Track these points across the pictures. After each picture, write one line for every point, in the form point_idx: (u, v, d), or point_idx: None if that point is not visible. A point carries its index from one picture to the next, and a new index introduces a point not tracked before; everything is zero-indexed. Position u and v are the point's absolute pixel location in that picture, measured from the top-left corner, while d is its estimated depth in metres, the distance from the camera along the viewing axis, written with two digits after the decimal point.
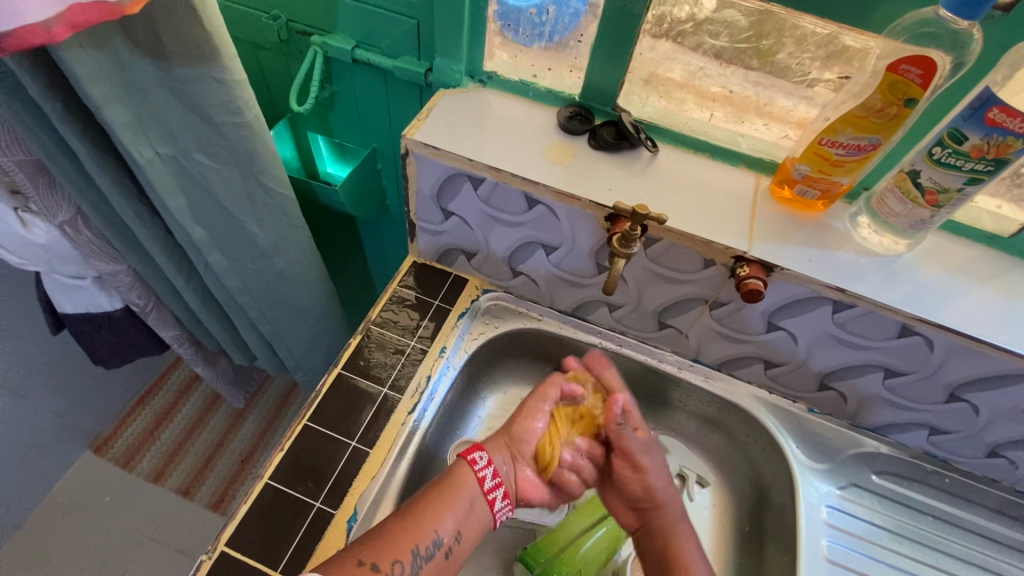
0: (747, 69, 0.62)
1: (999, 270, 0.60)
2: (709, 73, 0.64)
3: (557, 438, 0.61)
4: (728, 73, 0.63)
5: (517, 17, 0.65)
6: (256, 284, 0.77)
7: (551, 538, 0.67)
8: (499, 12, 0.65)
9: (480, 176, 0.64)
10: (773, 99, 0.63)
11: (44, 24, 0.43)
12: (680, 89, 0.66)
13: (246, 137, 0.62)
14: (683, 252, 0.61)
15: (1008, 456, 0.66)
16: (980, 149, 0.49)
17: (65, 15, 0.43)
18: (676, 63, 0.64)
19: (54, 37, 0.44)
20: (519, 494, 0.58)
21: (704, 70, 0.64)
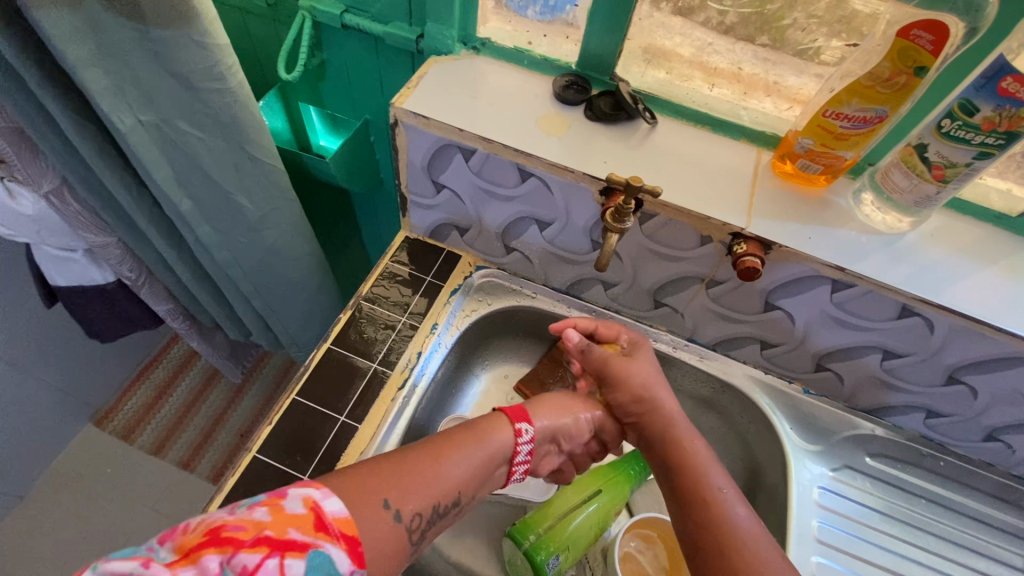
0: (758, 45, 0.59)
1: (1005, 251, 0.57)
2: (717, 49, 0.61)
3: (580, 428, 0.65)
4: (739, 48, 0.60)
5: None
6: (247, 257, 0.78)
7: (540, 513, 0.63)
8: None
9: (471, 148, 0.60)
10: (783, 77, 0.60)
11: None
12: (689, 66, 0.63)
13: (231, 104, 0.60)
14: (680, 229, 0.57)
15: (1006, 441, 0.64)
16: (991, 122, 0.45)
17: None
18: (687, 38, 0.61)
19: None
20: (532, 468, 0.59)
21: (712, 46, 0.61)
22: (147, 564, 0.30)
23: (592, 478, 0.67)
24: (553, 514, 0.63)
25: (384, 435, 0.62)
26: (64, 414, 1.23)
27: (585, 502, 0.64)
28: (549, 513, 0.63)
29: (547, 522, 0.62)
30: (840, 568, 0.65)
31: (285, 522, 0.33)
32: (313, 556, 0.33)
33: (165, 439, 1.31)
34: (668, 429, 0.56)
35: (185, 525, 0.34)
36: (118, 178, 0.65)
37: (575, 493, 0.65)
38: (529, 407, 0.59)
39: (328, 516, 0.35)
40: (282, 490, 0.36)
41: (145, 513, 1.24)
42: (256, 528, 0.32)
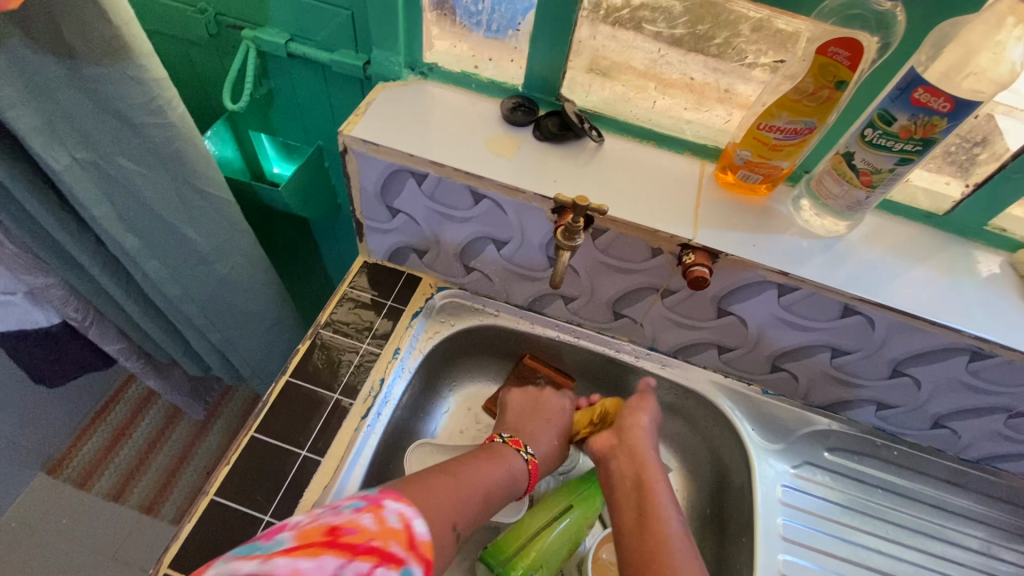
0: (707, 56, 0.59)
1: (934, 249, 0.61)
2: (670, 60, 0.61)
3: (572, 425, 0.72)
4: (690, 60, 0.60)
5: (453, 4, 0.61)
6: (200, 291, 0.76)
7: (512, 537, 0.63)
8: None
9: (423, 172, 0.60)
10: (733, 85, 0.60)
11: None
12: (642, 77, 0.63)
13: (172, 138, 0.60)
14: (631, 242, 0.59)
15: (951, 426, 0.68)
16: (908, 129, 0.47)
17: None
18: (638, 52, 0.61)
19: None
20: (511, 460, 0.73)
21: (664, 57, 0.61)
22: (276, 555, 0.35)
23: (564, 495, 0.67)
24: (524, 534, 0.62)
25: (348, 466, 0.60)
26: (10, 466, 1.16)
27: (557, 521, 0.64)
28: (521, 534, 0.62)
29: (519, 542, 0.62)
30: (805, 563, 0.67)
31: (388, 535, 0.38)
32: (404, 571, 0.37)
33: (124, 483, 1.25)
34: (635, 444, 0.64)
35: (293, 524, 0.39)
36: (55, 216, 0.63)
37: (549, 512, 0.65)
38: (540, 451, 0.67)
39: (418, 539, 0.40)
40: (381, 501, 0.42)
41: (105, 564, 1.18)
42: (366, 533, 0.37)
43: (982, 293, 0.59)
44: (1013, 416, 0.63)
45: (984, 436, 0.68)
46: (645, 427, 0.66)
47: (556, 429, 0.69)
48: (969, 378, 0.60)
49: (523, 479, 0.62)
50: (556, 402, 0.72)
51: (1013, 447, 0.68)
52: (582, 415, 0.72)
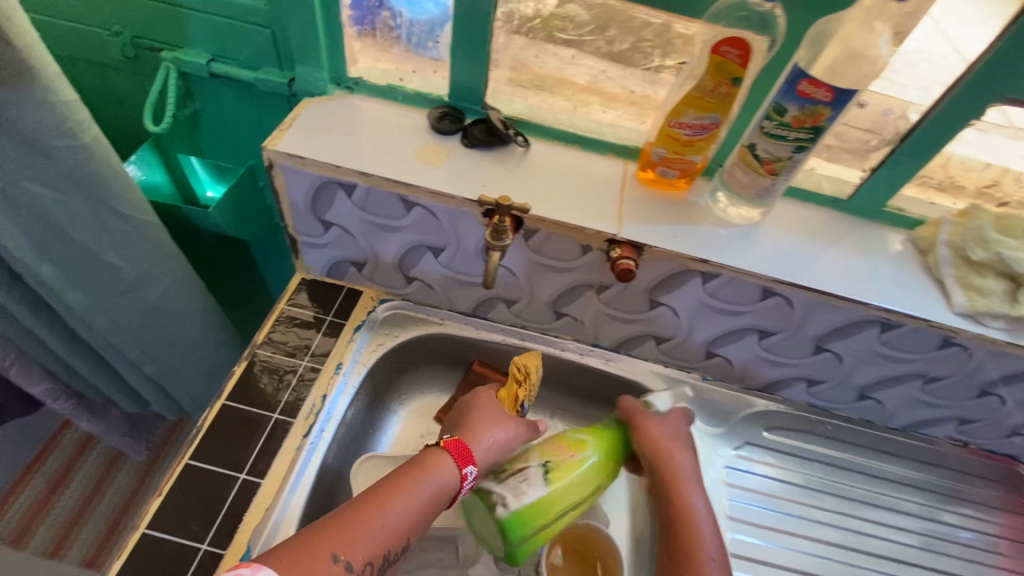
0: (646, 71, 0.62)
1: (841, 231, 0.66)
2: (611, 76, 0.64)
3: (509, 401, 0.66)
4: (631, 75, 0.63)
5: (373, 18, 0.62)
6: (129, 320, 0.73)
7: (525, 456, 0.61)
8: (354, 17, 0.62)
9: (352, 183, 0.60)
10: (642, 89, 0.64)
11: None
12: (586, 93, 0.66)
13: (87, 160, 0.58)
14: (561, 241, 0.61)
15: (874, 397, 0.72)
16: (799, 119, 0.51)
17: None
18: (582, 68, 0.64)
19: None
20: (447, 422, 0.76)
21: (607, 74, 0.64)
22: None
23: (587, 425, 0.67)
24: (548, 454, 0.61)
25: (291, 486, 0.59)
26: None
27: (583, 446, 0.63)
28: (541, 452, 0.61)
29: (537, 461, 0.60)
30: (747, 539, 0.70)
31: None
32: None
33: (63, 537, 1.17)
34: (658, 441, 0.65)
35: None
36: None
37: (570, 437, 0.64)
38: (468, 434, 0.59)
39: None
40: None
41: None
42: None
43: (886, 268, 0.63)
44: (927, 382, 0.68)
45: (906, 403, 0.72)
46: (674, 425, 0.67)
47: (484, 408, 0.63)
48: (882, 348, 0.64)
49: (457, 475, 0.55)
50: (479, 391, 0.66)
51: (933, 412, 0.73)
52: (506, 390, 0.67)
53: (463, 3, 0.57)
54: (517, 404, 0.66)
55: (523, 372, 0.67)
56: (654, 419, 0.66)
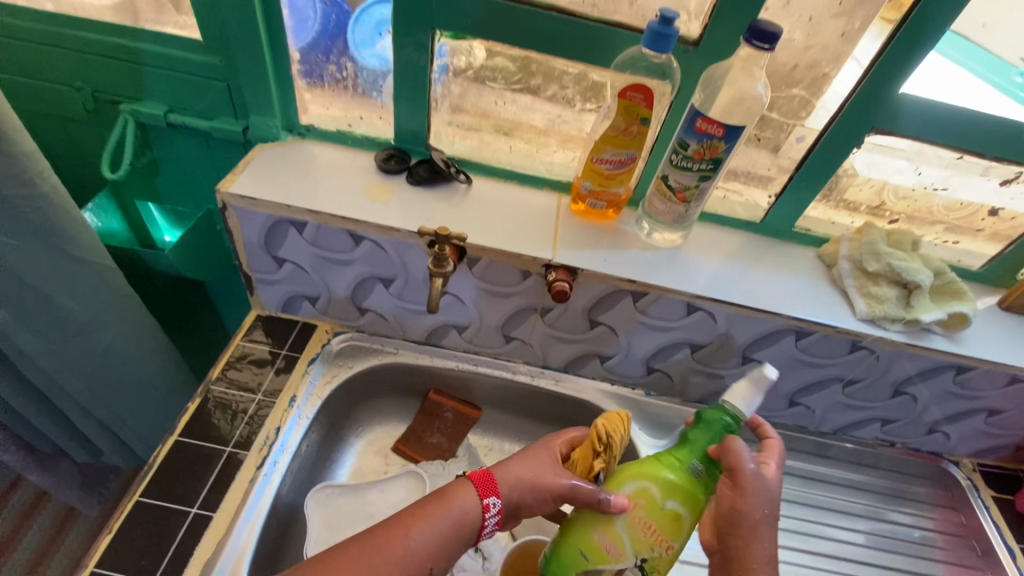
0: (576, 107, 0.68)
1: (756, 250, 0.73)
2: (566, 118, 0.69)
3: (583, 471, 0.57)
4: (585, 117, 0.69)
5: (320, 71, 0.68)
6: (81, 363, 0.74)
7: (615, 548, 0.50)
8: (304, 70, 0.67)
9: (302, 221, 0.64)
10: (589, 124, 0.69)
11: None
12: (544, 133, 0.71)
13: (43, 207, 0.60)
14: (501, 267, 0.66)
15: (804, 403, 0.77)
16: (699, 152, 0.58)
17: None
18: (538, 113, 0.69)
19: None
20: (415, 457, 0.78)
21: (561, 117, 0.69)
22: None
23: (679, 480, 0.51)
24: (642, 548, 0.50)
25: (243, 517, 0.59)
26: None
27: (678, 524, 0.50)
28: (635, 548, 0.50)
29: (632, 561, 0.50)
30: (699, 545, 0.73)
31: None
32: None
33: None
34: (749, 514, 0.51)
35: None
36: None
37: (661, 513, 0.50)
38: (497, 468, 0.57)
39: None
40: None
41: None
42: None
43: (796, 282, 0.70)
44: (846, 385, 0.74)
45: (832, 407, 0.78)
46: (762, 489, 0.52)
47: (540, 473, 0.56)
48: (802, 354, 0.70)
49: (480, 507, 0.53)
50: (548, 456, 0.59)
51: (858, 414, 0.78)
52: (583, 457, 0.58)
53: (402, 59, 0.63)
54: (588, 474, 0.56)
55: (603, 440, 0.56)
56: (755, 478, 0.51)
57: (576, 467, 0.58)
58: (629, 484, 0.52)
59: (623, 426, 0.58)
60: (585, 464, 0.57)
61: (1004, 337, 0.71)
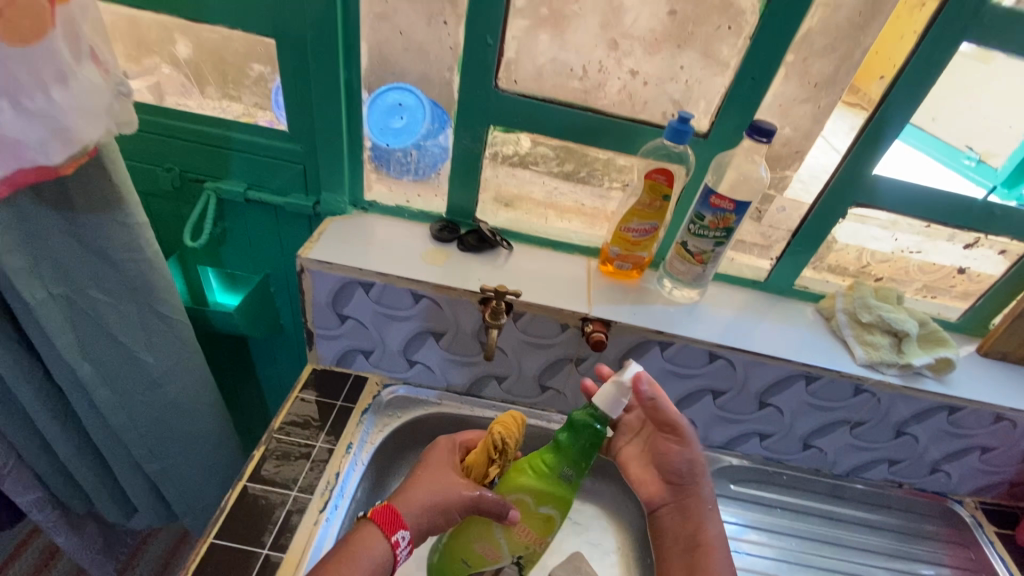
0: (600, 188, 0.81)
1: (761, 305, 0.84)
2: (563, 191, 0.81)
3: (479, 476, 0.64)
4: (610, 195, 0.81)
5: (388, 158, 0.79)
6: (144, 416, 0.79)
7: (493, 552, 0.64)
8: (374, 155, 0.79)
9: (370, 281, 0.73)
10: (601, 205, 0.82)
11: None
12: (543, 207, 0.83)
13: (145, 269, 0.67)
14: (544, 321, 0.74)
15: (817, 445, 0.84)
16: (715, 222, 0.69)
17: (12, 176, 0.48)
18: (537, 187, 0.81)
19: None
20: None
21: (559, 190, 0.81)
22: None
23: (547, 488, 0.62)
24: (517, 546, 0.65)
25: (311, 555, 0.64)
26: None
27: (547, 520, 0.64)
28: (511, 548, 0.65)
29: (507, 557, 0.65)
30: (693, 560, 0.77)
31: None
32: None
33: None
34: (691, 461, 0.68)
35: None
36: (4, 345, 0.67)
37: (532, 515, 0.63)
38: (398, 498, 0.60)
39: None
40: None
41: None
42: None
43: (801, 333, 0.80)
44: (853, 427, 0.81)
45: (843, 449, 0.85)
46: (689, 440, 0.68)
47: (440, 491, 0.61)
48: (812, 398, 0.78)
49: (389, 545, 0.57)
50: (444, 471, 0.63)
51: (868, 455, 0.85)
52: (478, 464, 0.64)
53: (460, 148, 0.75)
54: (484, 478, 0.64)
55: (496, 447, 0.64)
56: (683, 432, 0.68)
57: (471, 475, 0.64)
58: (506, 497, 0.63)
59: (516, 428, 0.66)
60: (477, 472, 0.64)
61: (986, 380, 0.80)
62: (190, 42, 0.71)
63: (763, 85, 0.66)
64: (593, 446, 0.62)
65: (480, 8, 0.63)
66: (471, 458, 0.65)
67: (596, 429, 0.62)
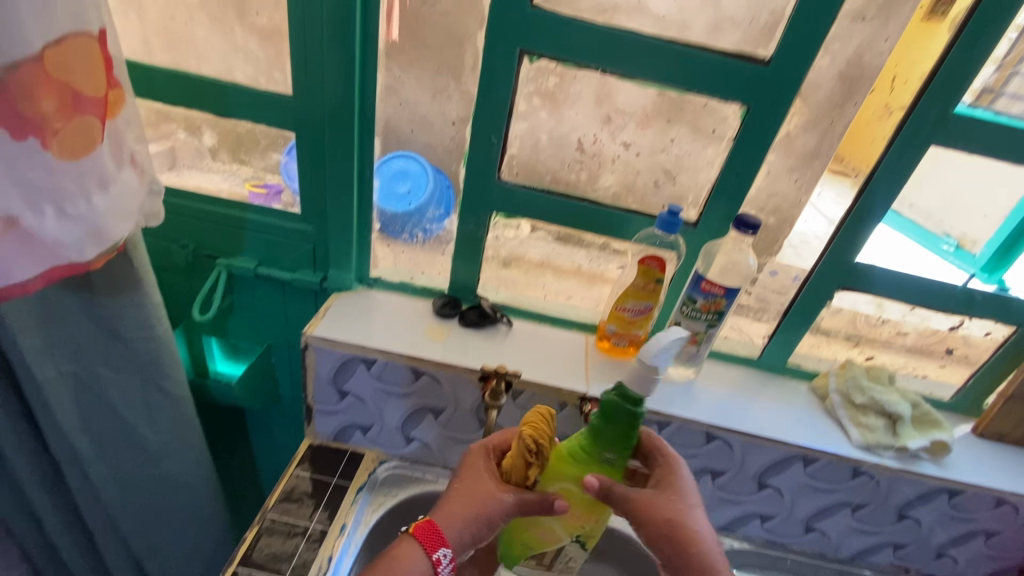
0: (595, 269, 0.84)
1: (756, 383, 0.85)
2: (561, 253, 0.83)
3: (518, 474, 0.58)
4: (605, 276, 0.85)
5: (395, 222, 0.82)
6: (136, 490, 0.78)
7: (551, 533, 0.63)
8: (382, 220, 0.82)
9: (372, 358, 0.75)
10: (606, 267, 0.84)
11: (24, 281, 0.49)
12: (539, 266, 0.85)
13: (154, 348, 0.69)
14: (543, 400, 0.75)
15: (819, 528, 0.83)
16: (707, 306, 0.73)
17: (44, 273, 0.50)
18: (534, 246, 0.83)
19: (28, 290, 0.50)
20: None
21: (556, 251, 0.83)
22: None
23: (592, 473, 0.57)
24: (574, 528, 0.62)
25: None
26: None
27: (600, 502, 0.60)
28: (568, 531, 0.62)
29: (568, 537, 0.63)
30: None
31: None
32: None
33: None
34: (664, 528, 0.57)
35: None
36: (5, 416, 0.68)
37: (581, 500, 0.60)
38: (439, 511, 0.58)
39: None
40: None
41: None
42: None
43: (796, 412, 0.81)
44: (855, 510, 0.80)
45: (846, 533, 0.83)
46: (648, 503, 0.57)
47: (479, 501, 0.57)
48: (810, 480, 0.78)
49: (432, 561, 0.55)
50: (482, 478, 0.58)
51: (871, 539, 0.83)
52: (514, 466, 0.58)
53: (463, 231, 0.79)
54: (526, 479, 0.58)
55: (531, 451, 0.55)
56: (636, 496, 0.57)
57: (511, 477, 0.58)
58: (551, 488, 0.59)
59: (547, 424, 0.57)
60: (517, 472, 0.58)
61: (983, 462, 0.80)
62: (214, 133, 0.78)
63: (747, 181, 0.71)
64: (626, 429, 0.54)
65: (485, 111, 0.69)
66: (508, 462, 0.59)
67: (627, 413, 0.53)
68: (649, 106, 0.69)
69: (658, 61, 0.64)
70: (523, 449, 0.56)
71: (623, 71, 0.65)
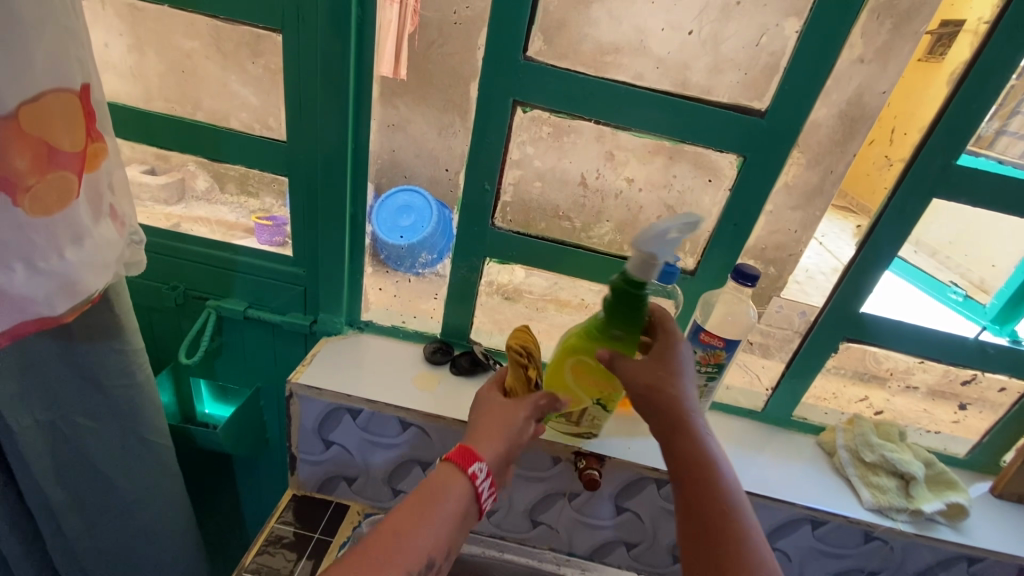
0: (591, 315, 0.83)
1: (758, 436, 0.82)
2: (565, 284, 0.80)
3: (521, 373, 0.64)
4: None
5: (391, 250, 0.79)
6: (111, 542, 0.75)
7: (575, 399, 0.66)
8: (379, 246, 0.80)
9: (358, 408, 0.72)
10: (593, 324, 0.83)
11: None
12: (541, 298, 0.82)
13: (133, 396, 0.67)
14: (535, 454, 0.72)
15: None
16: (706, 358, 0.69)
17: (10, 329, 0.49)
18: (537, 279, 0.80)
19: None
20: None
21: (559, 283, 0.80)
22: None
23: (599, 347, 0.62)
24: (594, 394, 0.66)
25: None
26: None
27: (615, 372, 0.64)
28: (588, 394, 0.66)
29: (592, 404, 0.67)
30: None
31: None
32: None
33: None
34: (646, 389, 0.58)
35: None
36: None
37: (596, 372, 0.64)
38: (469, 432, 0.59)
39: None
40: None
41: None
42: None
43: (802, 467, 0.77)
44: None
45: None
46: (629, 367, 0.59)
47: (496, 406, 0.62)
48: (820, 544, 0.74)
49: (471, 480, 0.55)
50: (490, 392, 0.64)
51: None
52: (516, 374, 0.64)
53: (457, 276, 0.77)
54: (528, 384, 0.65)
55: (525, 356, 0.63)
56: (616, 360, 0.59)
57: (515, 383, 0.65)
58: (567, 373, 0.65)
59: (530, 336, 0.66)
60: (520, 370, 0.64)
61: (1003, 526, 0.75)
62: (208, 176, 0.78)
63: (745, 230, 0.70)
64: (635, 306, 0.59)
65: (478, 158, 0.69)
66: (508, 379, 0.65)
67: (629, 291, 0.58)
68: (644, 154, 0.68)
69: (652, 113, 0.64)
70: (514, 358, 0.63)
71: (618, 122, 0.65)
